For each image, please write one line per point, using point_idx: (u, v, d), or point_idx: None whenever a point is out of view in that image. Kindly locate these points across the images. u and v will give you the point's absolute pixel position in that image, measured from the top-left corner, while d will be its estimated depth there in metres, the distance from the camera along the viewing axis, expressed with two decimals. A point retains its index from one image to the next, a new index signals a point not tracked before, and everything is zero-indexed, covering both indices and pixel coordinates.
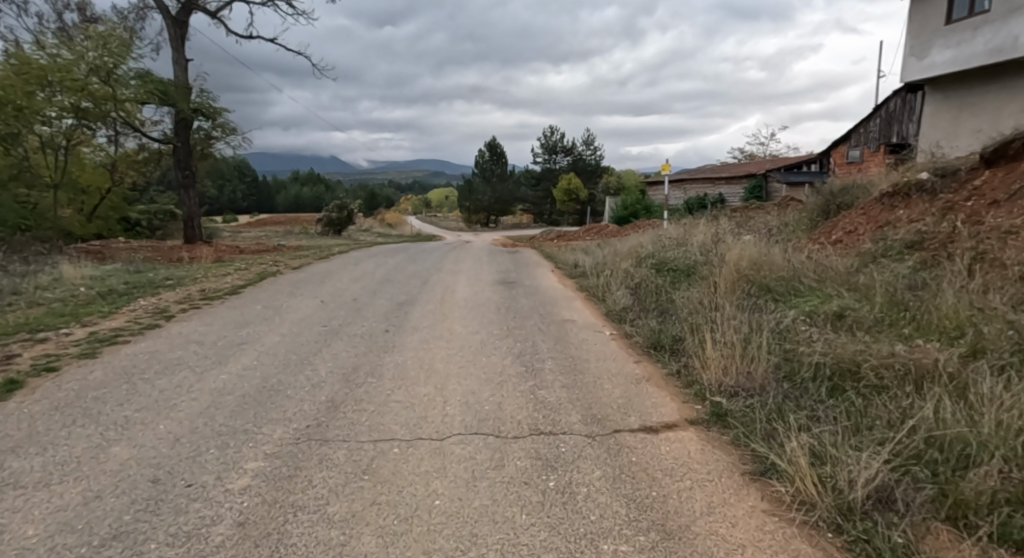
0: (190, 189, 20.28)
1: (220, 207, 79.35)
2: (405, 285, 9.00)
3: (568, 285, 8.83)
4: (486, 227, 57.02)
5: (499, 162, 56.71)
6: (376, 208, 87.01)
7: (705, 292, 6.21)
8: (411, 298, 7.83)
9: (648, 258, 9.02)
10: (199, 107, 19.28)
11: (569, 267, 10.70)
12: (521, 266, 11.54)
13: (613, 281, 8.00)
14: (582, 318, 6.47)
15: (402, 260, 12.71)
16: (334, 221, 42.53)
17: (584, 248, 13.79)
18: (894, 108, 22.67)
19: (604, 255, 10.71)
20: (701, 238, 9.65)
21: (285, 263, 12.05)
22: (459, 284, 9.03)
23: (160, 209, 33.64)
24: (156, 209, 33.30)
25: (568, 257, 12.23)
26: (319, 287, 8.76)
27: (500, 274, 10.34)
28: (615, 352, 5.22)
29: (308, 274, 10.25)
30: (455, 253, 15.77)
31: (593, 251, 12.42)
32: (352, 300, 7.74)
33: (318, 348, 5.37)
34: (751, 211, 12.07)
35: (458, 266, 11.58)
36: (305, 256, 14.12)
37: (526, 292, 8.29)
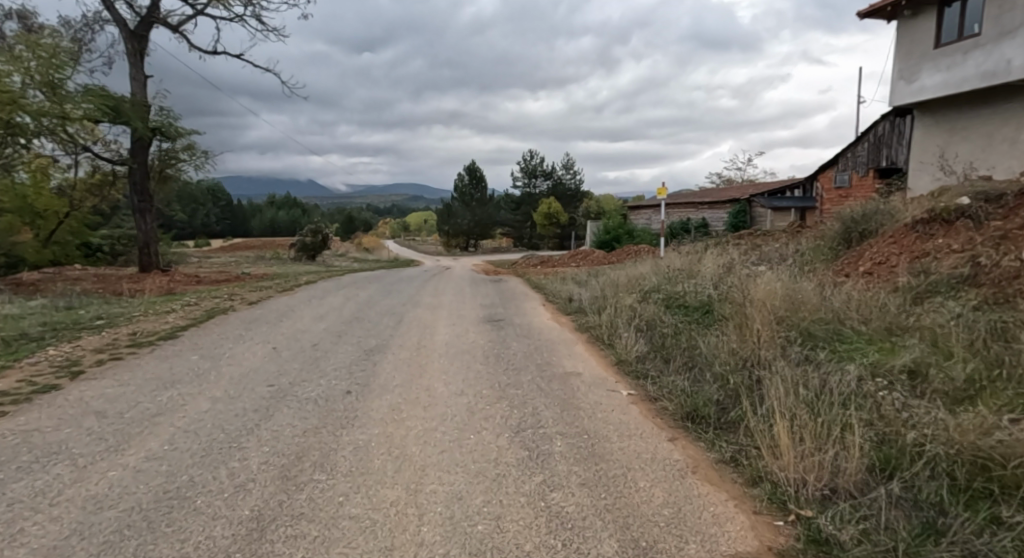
0: (148, 213, 18.85)
1: (191, 231, 76.93)
2: (376, 323, 7.81)
3: (565, 324, 7.72)
4: (465, 251, 55.88)
5: (478, 186, 55.89)
6: (353, 233, 85.49)
7: (736, 340, 5.16)
8: (383, 342, 6.63)
9: (653, 293, 7.98)
10: (158, 126, 17.98)
11: (561, 301, 9.63)
12: (507, 300, 10.42)
13: (618, 322, 6.91)
14: (589, 371, 5.34)
15: (376, 292, 11.50)
16: (308, 246, 41.00)
17: (574, 278, 12.72)
18: (883, 133, 22.51)
19: (601, 288, 9.66)
20: (710, 269, 8.67)
21: (242, 296, 10.74)
22: (440, 324, 7.84)
23: (123, 234, 31.88)
24: (118, 234, 31.51)
25: (558, 288, 11.13)
26: (274, 328, 7.51)
27: (484, 309, 9.21)
28: (640, 423, 4.08)
29: (266, 310, 8.98)
30: (432, 283, 14.58)
31: (585, 282, 11.36)
32: (312, 345, 6.49)
33: (256, 423, 4.11)
34: (756, 238, 11.19)
35: (437, 299, 10.44)
36: (267, 287, 12.78)
37: (517, 333, 7.15)
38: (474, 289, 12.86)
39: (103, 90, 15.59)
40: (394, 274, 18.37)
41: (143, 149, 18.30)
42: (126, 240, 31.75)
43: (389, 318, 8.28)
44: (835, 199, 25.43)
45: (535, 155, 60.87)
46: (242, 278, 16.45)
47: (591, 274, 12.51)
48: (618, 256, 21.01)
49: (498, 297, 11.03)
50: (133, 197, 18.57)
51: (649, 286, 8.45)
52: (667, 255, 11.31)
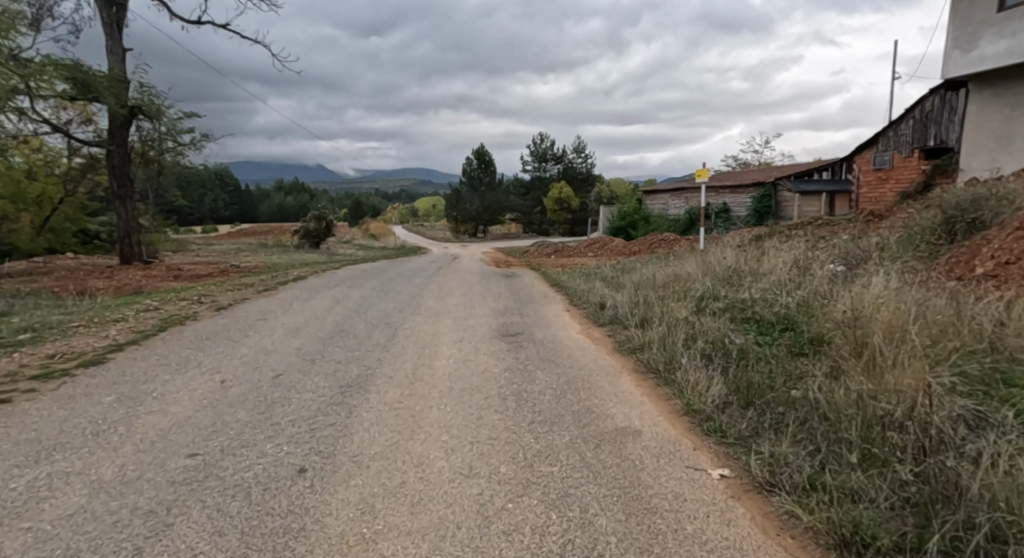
0: (130, 199, 17.36)
1: (200, 216, 75.90)
2: (365, 340, 6.25)
3: (600, 343, 6.09)
4: (474, 237, 54.23)
5: (488, 170, 54.01)
6: (360, 218, 84.01)
7: (869, 389, 3.55)
8: (367, 373, 5.05)
9: (712, 302, 6.32)
10: (137, 105, 16.39)
11: (589, 307, 7.99)
12: (525, 303, 8.82)
13: (676, 345, 5.27)
14: (653, 431, 3.76)
15: (372, 292, 9.97)
16: (312, 233, 39.50)
17: (601, 276, 11.05)
18: (931, 108, 20.48)
19: (637, 290, 8.04)
20: (778, 272, 6.99)
21: (214, 298, 9.19)
22: (442, 341, 6.26)
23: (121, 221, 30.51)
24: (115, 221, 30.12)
25: (584, 289, 9.49)
26: (235, 348, 5.94)
27: (499, 317, 7.60)
28: (767, 554, 2.48)
29: (236, 319, 7.44)
30: (438, 278, 12.96)
31: (615, 283, 9.73)
32: (273, 379, 4.91)
33: (140, 545, 2.54)
34: (816, 228, 9.47)
35: (445, 301, 8.84)
36: (249, 284, 11.26)
37: (542, 358, 5.52)
38: (486, 286, 11.30)
39: (72, 62, 14.02)
40: (397, 266, 16.79)
41: (122, 129, 16.73)
42: None
43: (382, 331, 6.73)
44: (874, 181, 23.47)
45: (545, 137, 58.77)
46: (230, 271, 14.99)
47: (621, 272, 10.88)
48: (641, 246, 19.36)
49: (514, 298, 9.45)
50: (112, 182, 17.04)
51: (703, 291, 6.81)
52: (713, 249, 9.62)
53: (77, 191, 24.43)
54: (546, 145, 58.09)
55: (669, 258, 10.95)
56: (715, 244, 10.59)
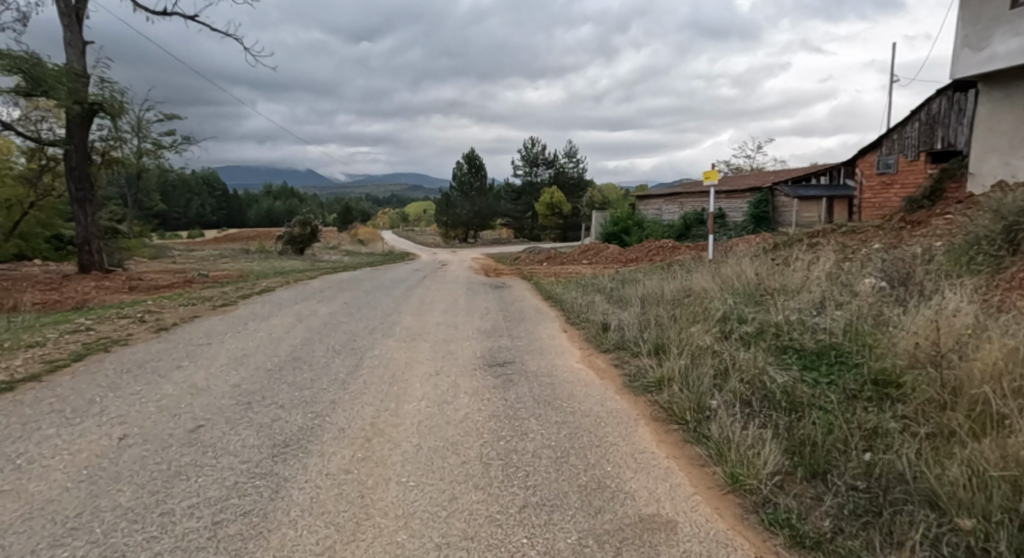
0: (90, 203, 16.11)
1: (186, 221, 74.27)
2: (321, 374, 5.15)
3: (607, 377, 5.04)
4: (464, 243, 53.20)
5: (478, 175, 53.00)
6: (349, 223, 82.75)
7: (998, 468, 2.54)
8: (313, 425, 3.94)
9: (739, 326, 5.32)
10: (97, 102, 15.20)
11: (590, 327, 6.95)
12: (517, 321, 7.77)
13: (704, 382, 4.25)
14: (696, 523, 2.71)
15: (344, 307, 8.86)
16: (297, 239, 38.28)
17: (601, 290, 10.01)
18: (938, 110, 19.81)
19: (644, 309, 7.01)
20: (813, 288, 5.98)
21: (160, 316, 8.05)
22: (414, 372, 5.20)
23: None
24: None
25: (584, 305, 8.46)
26: (158, 385, 4.81)
27: (485, 340, 6.53)
28: None
29: (175, 344, 6.30)
30: (422, 289, 11.85)
31: (617, 300, 8.69)
32: (190, 432, 3.80)
33: None
34: (840, 236, 8.49)
35: (426, 320, 7.76)
36: (207, 297, 10.11)
37: (536, 400, 4.44)
38: (473, 299, 10.21)
39: (19, 54, 12.82)
40: (378, 275, 15.66)
41: (80, 128, 15.51)
42: None
43: (345, 359, 5.66)
44: (878, 186, 22.67)
45: (537, 142, 57.82)
46: (197, 281, 13.78)
47: (624, 286, 9.83)
48: (639, 254, 18.32)
49: (503, 314, 8.38)
50: (70, 185, 15.78)
51: (725, 312, 5.80)
52: (728, 260, 8.59)
53: (53, 192, 22.64)
54: (537, 150, 57.17)
55: (676, 270, 9.93)
56: (727, 254, 9.56)
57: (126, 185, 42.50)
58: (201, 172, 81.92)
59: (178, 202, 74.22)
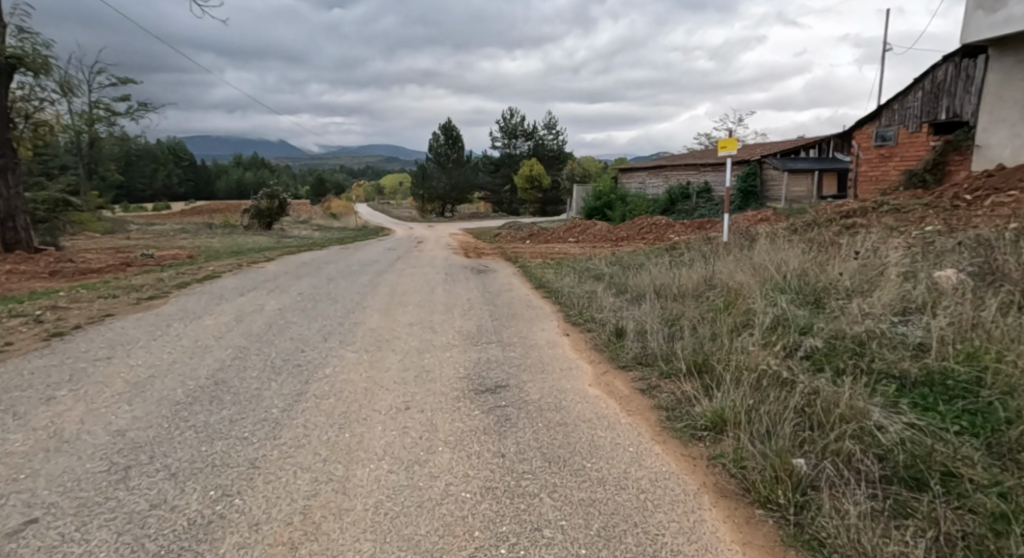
0: (13, 172, 14.13)
1: (151, 193, 70.69)
2: (246, 412, 3.73)
3: (636, 412, 3.76)
4: (442, 217, 51.51)
5: (455, 146, 50.88)
6: (323, 195, 80.00)
7: None
8: (210, 518, 2.57)
9: (806, 338, 4.10)
10: (12, 54, 13.13)
11: (599, 332, 5.65)
12: (507, 320, 6.43)
13: (789, 432, 3.01)
14: None
15: (298, 301, 7.38)
16: (264, 213, 36.08)
17: (602, 279, 8.68)
18: (943, 78, 18.78)
19: (663, 308, 5.75)
20: (882, 285, 4.77)
21: (66, 312, 6.49)
22: (377, 407, 3.83)
23: None
24: None
25: (587, 301, 7.15)
26: (1, 435, 3.33)
27: (470, 351, 5.19)
28: None
29: (62, 358, 4.79)
30: (394, 274, 10.37)
31: (626, 294, 7.39)
32: (4, 538, 2.38)
33: None
34: (880, 218, 7.28)
35: (397, 319, 6.36)
36: (137, 286, 8.51)
37: (547, 458, 3.15)
38: (454, 288, 8.78)
39: None
40: (347, 256, 14.14)
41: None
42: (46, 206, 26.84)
43: (286, 383, 4.26)
44: (875, 159, 21.68)
45: (516, 113, 55.67)
46: (137, 264, 12.02)
47: (628, 276, 8.52)
48: (630, 232, 17.08)
49: (490, 310, 7.04)
50: None
51: (778, 319, 4.58)
52: (754, 247, 7.36)
53: None
54: (516, 120, 55.08)
55: (688, 257, 8.67)
56: (747, 240, 8.29)
57: (77, 154, 39.53)
58: (164, 141, 77.79)
59: (141, 172, 70.56)
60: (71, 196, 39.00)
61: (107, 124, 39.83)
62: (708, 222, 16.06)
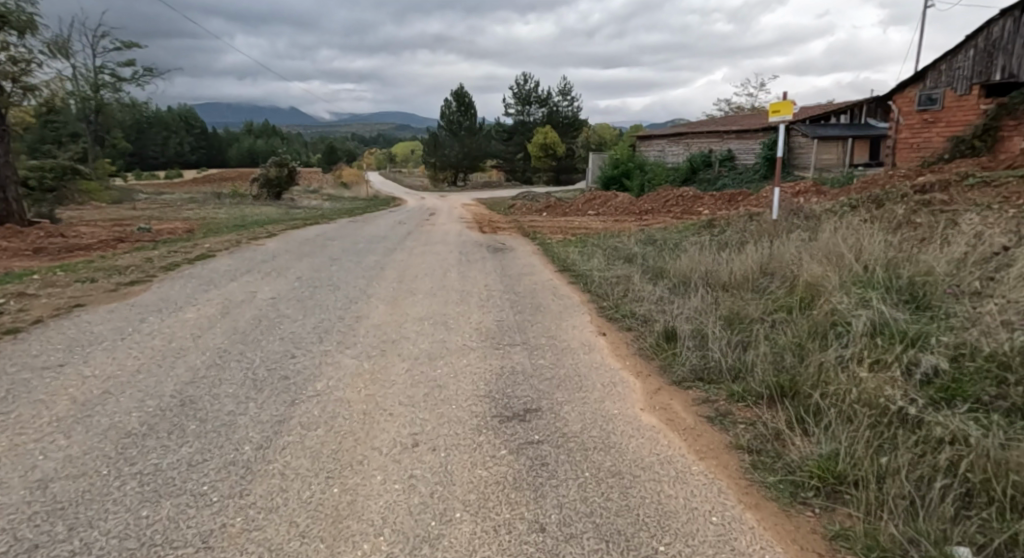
0: (3, 140, 13.34)
1: (164, 161, 70.08)
2: (209, 450, 2.92)
3: (710, 455, 2.93)
4: (454, 186, 50.42)
5: (467, 113, 49.16)
6: (334, 163, 78.99)
7: None
8: None
9: (922, 355, 3.21)
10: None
11: (644, 334, 4.78)
12: (532, 315, 5.56)
13: (944, 507, 2.16)
14: None
15: (296, 288, 6.55)
16: (273, 181, 35.27)
17: (635, 264, 7.75)
18: (999, 34, 17.67)
19: (718, 305, 4.87)
20: (1005, 282, 3.84)
21: (33, 301, 5.73)
22: (379, 444, 3.02)
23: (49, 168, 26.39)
24: (41, 167, 25.95)
25: (622, 291, 6.26)
26: None
27: (492, 358, 4.33)
28: None
29: (5, 364, 4.00)
30: (403, 253, 9.51)
31: (666, 282, 6.48)
32: None
33: None
34: (965, 195, 6.23)
35: (405, 313, 5.51)
36: (122, 266, 7.74)
37: (604, 534, 2.32)
38: (469, 271, 7.90)
39: None
40: (355, 230, 13.31)
41: None
42: (52, 175, 26.28)
43: (267, 405, 3.45)
44: (917, 125, 19.95)
45: (529, 78, 53.69)
46: (131, 239, 11.22)
47: (666, 259, 7.57)
48: (655, 205, 16.04)
49: (512, 300, 6.16)
50: None
51: (876, 327, 3.68)
52: (816, 231, 6.37)
53: None
54: (530, 86, 53.20)
55: (732, 238, 7.68)
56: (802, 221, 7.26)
57: (84, 121, 38.72)
58: (174, 109, 76.98)
59: (153, 140, 69.94)
60: (79, 165, 38.41)
61: (113, 90, 39.15)
62: (739, 194, 15.01)
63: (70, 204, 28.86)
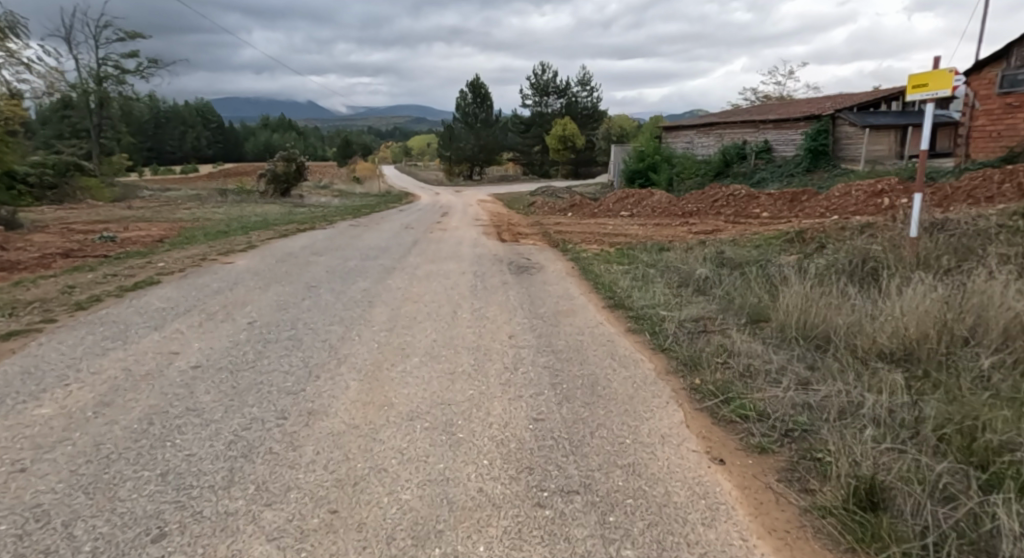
0: None
1: (181, 156, 69.02)
2: None
3: None
4: (470, 180, 48.40)
5: (484, 105, 46.80)
6: (349, 157, 77.37)
7: None
8: None
9: None
10: None
11: (804, 474, 2.66)
12: (591, 411, 3.47)
13: None
14: None
15: (239, 346, 4.54)
16: (280, 177, 33.50)
17: (717, 303, 5.61)
18: None
19: (936, 421, 2.74)
20: None
21: None
22: None
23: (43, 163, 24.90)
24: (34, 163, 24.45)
25: (720, 360, 4.13)
26: None
27: (536, 550, 2.26)
28: None
29: None
30: (403, 275, 7.51)
31: (782, 344, 4.35)
32: None
33: None
34: None
35: (387, 407, 3.50)
36: (26, 302, 5.78)
37: None
38: (488, 310, 5.84)
39: None
40: (353, 239, 11.35)
41: None
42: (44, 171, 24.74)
43: None
44: (998, 110, 17.22)
45: (546, 67, 51.28)
46: (82, 252, 9.33)
47: (763, 300, 5.43)
48: (700, 206, 13.87)
49: (552, 373, 4.09)
50: None
51: None
52: (1015, 269, 4.19)
53: None
54: (548, 76, 50.76)
55: (853, 268, 5.52)
56: (963, 252, 5.09)
57: (88, 115, 37.27)
58: (189, 104, 75.96)
59: (169, 135, 69.04)
60: (85, 161, 37.08)
61: (117, 82, 37.66)
62: (803, 192, 12.80)
63: (68, 204, 27.36)
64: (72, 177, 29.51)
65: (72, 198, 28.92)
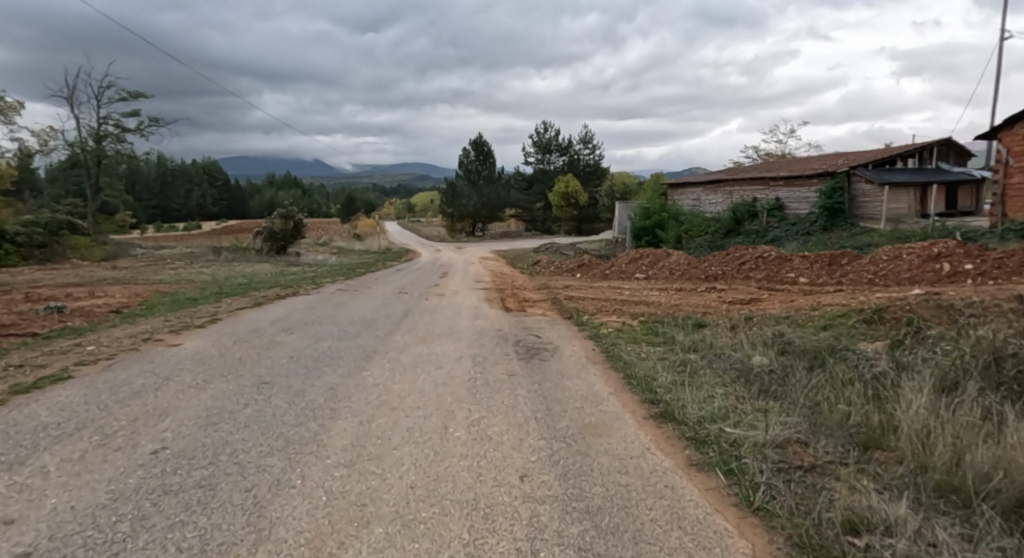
0: None
1: (185, 213, 68.82)
2: None
3: None
4: (472, 237, 47.59)
5: (486, 162, 46.56)
6: (351, 214, 77.31)
7: None
8: None
9: None
10: None
11: None
12: None
13: None
14: None
15: (114, 505, 2.97)
16: (277, 235, 32.49)
17: (805, 420, 4.10)
18: None
19: None
20: None
21: None
22: None
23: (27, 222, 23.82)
24: None
25: (866, 546, 2.58)
26: None
27: None
28: None
29: None
30: (384, 363, 6.02)
31: (948, 510, 2.82)
32: None
33: None
34: None
35: None
36: None
37: None
38: (490, 424, 4.31)
39: None
40: (335, 308, 9.90)
41: None
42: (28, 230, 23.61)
43: None
44: None
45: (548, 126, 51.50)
46: (9, 329, 7.82)
47: (875, 422, 3.92)
48: (726, 269, 12.52)
49: None
50: None
51: None
52: None
53: None
54: (550, 135, 50.83)
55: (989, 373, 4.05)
56: None
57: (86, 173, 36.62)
58: (195, 162, 76.56)
59: (173, 193, 69.04)
60: (80, 219, 36.20)
61: (117, 140, 37.22)
62: (842, 254, 11.45)
63: (54, 263, 26.09)
64: (62, 236, 28.44)
65: (60, 257, 27.71)
